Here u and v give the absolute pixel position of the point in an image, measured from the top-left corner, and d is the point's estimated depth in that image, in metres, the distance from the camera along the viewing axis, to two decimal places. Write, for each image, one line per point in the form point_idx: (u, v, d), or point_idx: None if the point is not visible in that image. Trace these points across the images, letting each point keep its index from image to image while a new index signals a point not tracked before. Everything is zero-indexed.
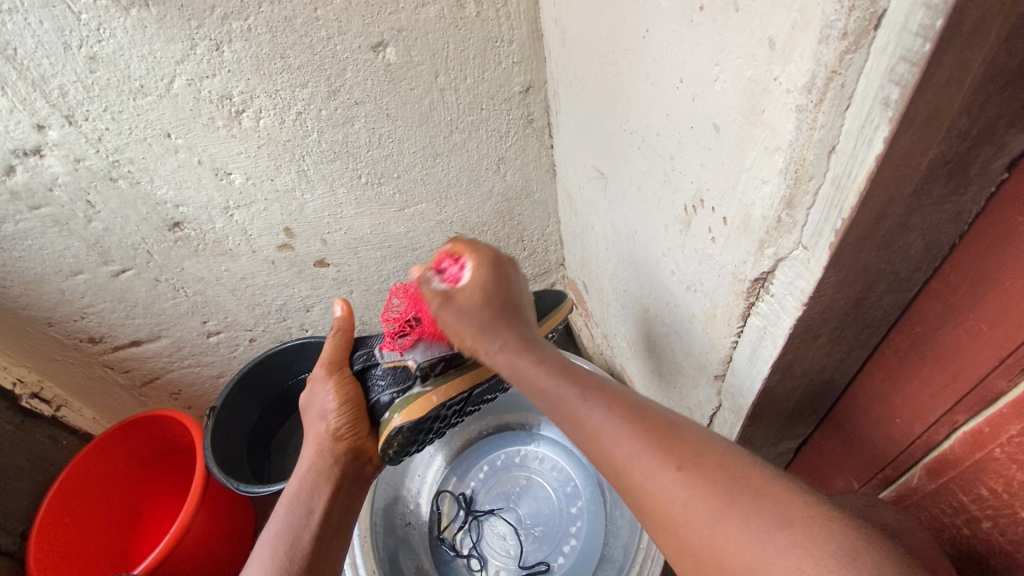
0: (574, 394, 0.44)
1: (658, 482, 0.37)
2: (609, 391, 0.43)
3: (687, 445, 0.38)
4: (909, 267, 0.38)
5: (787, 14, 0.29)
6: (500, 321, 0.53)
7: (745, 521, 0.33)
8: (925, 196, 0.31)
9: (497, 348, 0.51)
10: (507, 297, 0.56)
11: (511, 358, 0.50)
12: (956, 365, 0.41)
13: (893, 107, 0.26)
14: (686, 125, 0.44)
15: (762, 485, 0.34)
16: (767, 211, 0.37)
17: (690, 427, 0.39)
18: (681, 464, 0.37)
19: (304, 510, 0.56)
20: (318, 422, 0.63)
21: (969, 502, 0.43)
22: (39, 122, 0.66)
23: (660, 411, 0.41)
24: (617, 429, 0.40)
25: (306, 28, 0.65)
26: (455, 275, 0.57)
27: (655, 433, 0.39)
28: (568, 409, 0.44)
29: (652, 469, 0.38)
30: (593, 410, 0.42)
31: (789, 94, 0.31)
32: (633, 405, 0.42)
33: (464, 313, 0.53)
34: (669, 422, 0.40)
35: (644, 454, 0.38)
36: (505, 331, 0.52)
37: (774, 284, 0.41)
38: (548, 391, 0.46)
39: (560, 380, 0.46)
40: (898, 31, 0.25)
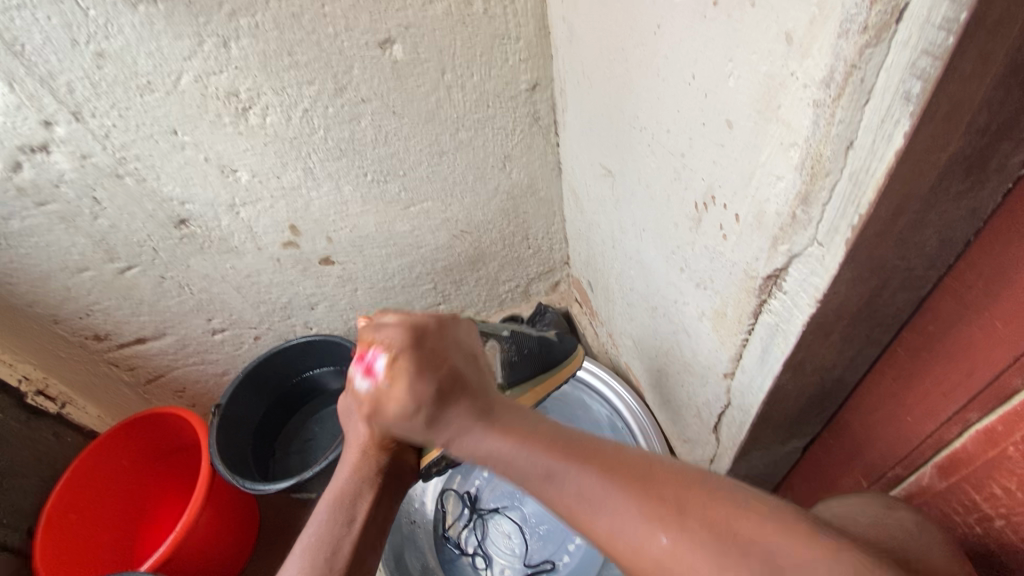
0: (537, 465, 0.37)
1: (645, 546, 0.31)
2: (578, 448, 0.36)
3: (668, 498, 0.32)
4: (924, 264, 0.38)
5: (805, 8, 0.29)
6: (442, 403, 0.43)
7: (740, 569, 0.29)
8: (942, 192, 0.31)
9: (450, 441, 0.42)
10: (442, 373, 0.45)
11: (468, 443, 0.41)
12: (970, 363, 0.41)
13: (914, 101, 0.26)
14: (698, 121, 0.44)
15: (755, 520, 0.30)
16: (781, 208, 0.37)
17: (671, 471, 0.34)
18: (666, 521, 0.31)
19: (344, 518, 0.52)
20: (360, 423, 0.53)
21: (982, 501, 0.42)
22: (46, 119, 0.66)
23: (638, 460, 0.35)
24: (587, 487, 0.34)
25: (314, 25, 0.65)
26: (371, 366, 0.47)
27: (633, 489, 0.33)
28: (532, 482, 0.37)
29: (633, 528, 0.32)
30: (560, 473, 0.35)
31: (806, 89, 0.31)
32: (602, 456, 0.36)
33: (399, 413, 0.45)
34: (649, 470, 0.34)
35: (625, 508, 0.33)
36: (455, 411, 0.42)
37: (786, 281, 0.40)
38: (505, 458, 0.38)
39: (513, 441, 0.39)
40: (921, 24, 0.24)
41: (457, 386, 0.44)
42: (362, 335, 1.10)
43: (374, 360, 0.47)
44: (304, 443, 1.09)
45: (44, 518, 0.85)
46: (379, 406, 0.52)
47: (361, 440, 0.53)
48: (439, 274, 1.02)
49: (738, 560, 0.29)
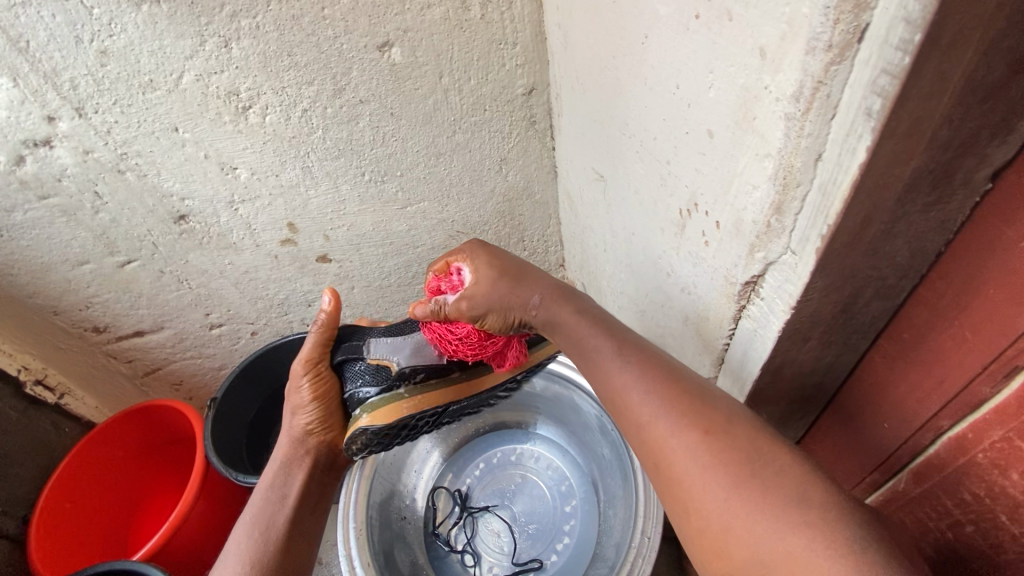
0: (611, 351, 0.48)
1: (681, 448, 0.40)
2: (650, 358, 0.46)
3: (717, 415, 0.41)
4: (897, 273, 0.39)
5: (776, 25, 0.30)
6: (523, 281, 0.56)
7: (748, 487, 0.37)
8: (909, 205, 0.32)
9: (539, 306, 0.55)
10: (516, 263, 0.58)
11: (549, 310, 0.54)
12: (942, 370, 0.42)
13: (875, 117, 0.27)
14: (682, 130, 0.45)
15: (779, 460, 0.38)
16: (757, 216, 0.38)
17: (723, 396, 0.42)
18: (708, 433, 0.40)
19: (279, 495, 0.59)
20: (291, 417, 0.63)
21: (954, 506, 0.44)
22: (49, 114, 0.67)
23: (696, 382, 0.44)
24: (649, 390, 0.44)
25: (313, 27, 0.66)
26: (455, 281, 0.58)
27: (689, 400, 0.42)
28: (604, 366, 0.48)
29: (675, 431, 0.41)
30: (630, 369, 0.46)
31: (778, 102, 0.32)
32: (668, 371, 0.45)
33: (488, 294, 0.55)
34: (706, 394, 0.42)
35: (672, 416, 0.42)
36: (538, 285, 0.56)
37: (764, 287, 0.41)
38: (589, 347, 0.50)
39: (596, 334, 0.50)
40: (880, 44, 0.25)
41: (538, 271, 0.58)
42: None
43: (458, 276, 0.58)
44: None
45: (40, 504, 0.87)
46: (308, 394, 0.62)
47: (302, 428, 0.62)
48: None
49: (749, 482, 0.37)
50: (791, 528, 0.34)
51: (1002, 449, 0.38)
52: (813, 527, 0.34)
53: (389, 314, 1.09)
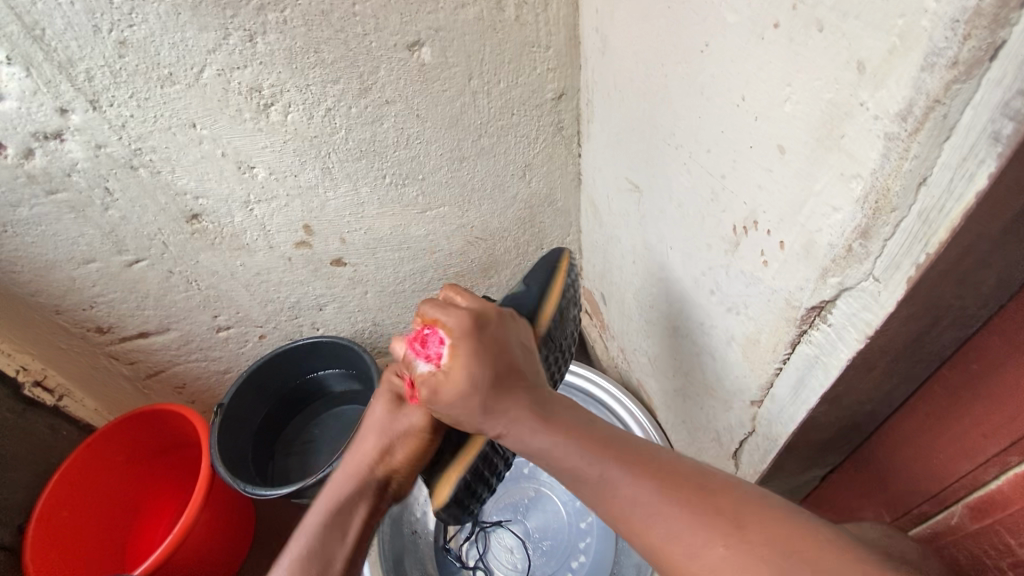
0: (579, 454, 0.46)
1: (706, 559, 0.38)
2: (644, 463, 0.44)
3: (703, 490, 0.41)
4: (977, 303, 0.37)
5: (884, 38, 0.28)
6: (497, 396, 0.49)
7: (757, 554, 0.37)
8: (1012, 235, 0.30)
9: (505, 433, 0.49)
10: (507, 365, 0.51)
11: (520, 433, 0.48)
12: (1015, 407, 0.40)
13: (1004, 142, 0.25)
14: (744, 143, 0.43)
15: (781, 523, 0.38)
16: (835, 239, 0.35)
17: (699, 473, 0.43)
18: (724, 538, 0.38)
19: (339, 533, 0.57)
20: (364, 450, 0.60)
21: (1018, 545, 0.42)
22: (62, 106, 0.64)
23: (669, 460, 0.44)
24: (656, 503, 0.41)
25: (343, 24, 0.63)
26: (438, 353, 0.53)
27: (669, 485, 0.42)
28: (575, 473, 0.46)
29: (693, 545, 0.39)
30: (622, 477, 0.43)
31: (877, 120, 0.30)
32: (664, 472, 0.43)
33: (458, 409, 0.50)
34: (705, 483, 0.42)
35: (668, 500, 0.41)
36: (512, 404, 0.49)
37: (833, 314, 0.39)
38: (552, 454, 0.47)
39: (574, 444, 0.46)
40: (1018, 62, 0.23)
41: (518, 383, 0.50)
42: (369, 338, 1.09)
43: (436, 350, 0.53)
44: (305, 445, 1.07)
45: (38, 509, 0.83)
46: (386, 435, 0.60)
47: (364, 462, 0.60)
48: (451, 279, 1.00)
49: (758, 543, 0.37)
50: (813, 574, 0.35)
51: None
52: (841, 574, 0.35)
53: (401, 320, 1.06)
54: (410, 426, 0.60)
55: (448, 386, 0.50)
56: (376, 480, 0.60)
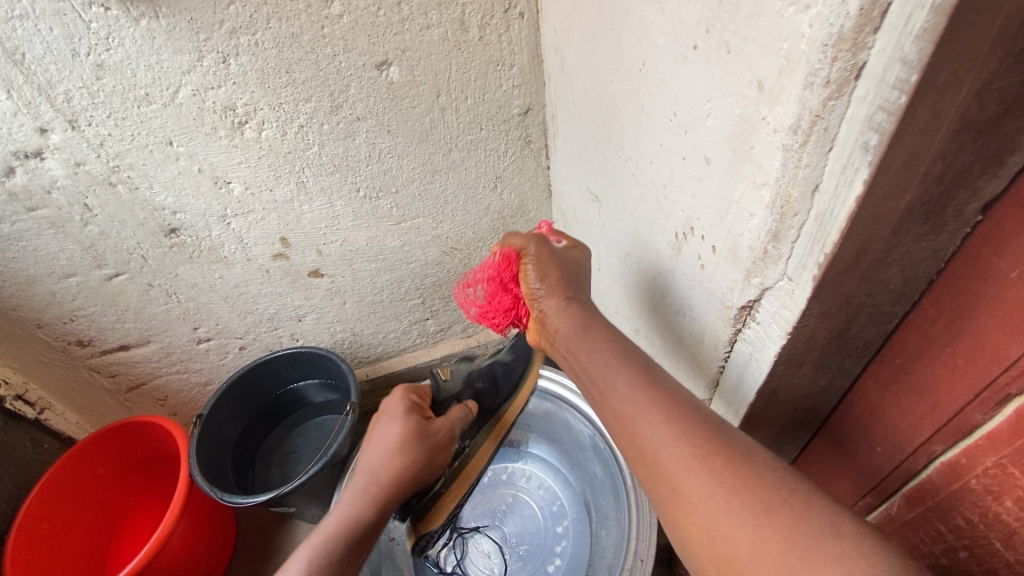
0: (623, 379, 0.46)
1: (693, 475, 0.38)
2: (664, 385, 0.44)
3: (731, 445, 0.38)
4: (889, 300, 0.40)
5: (775, 59, 0.31)
6: (577, 282, 0.57)
7: (773, 516, 0.34)
8: (903, 235, 0.33)
9: (569, 300, 0.55)
10: (576, 290, 0.56)
11: (579, 316, 0.53)
12: (933, 398, 0.43)
13: (872, 151, 0.28)
14: (679, 155, 0.45)
15: (798, 490, 0.35)
16: (754, 242, 0.38)
17: (736, 434, 0.40)
18: (724, 461, 0.37)
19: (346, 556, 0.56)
20: (381, 466, 0.61)
21: (948, 532, 0.44)
22: (41, 126, 0.66)
23: (711, 413, 0.42)
24: (660, 422, 0.41)
25: (312, 45, 0.66)
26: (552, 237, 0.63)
27: (697, 426, 0.40)
28: (617, 400, 0.45)
29: (688, 462, 0.38)
30: (637, 397, 0.44)
31: (775, 133, 0.32)
32: (684, 401, 0.43)
33: (555, 315, 0.54)
34: (724, 430, 0.40)
35: (688, 446, 0.39)
36: (580, 293, 0.56)
37: (760, 311, 0.42)
38: (603, 381, 0.48)
39: (620, 362, 0.47)
40: (877, 82, 0.26)
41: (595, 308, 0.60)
42: (348, 348, 1.11)
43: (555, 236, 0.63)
44: (285, 456, 1.09)
45: (20, 520, 0.84)
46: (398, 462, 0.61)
47: (380, 481, 0.61)
48: (428, 288, 1.03)
49: (768, 504, 0.35)
50: (826, 558, 0.31)
51: (995, 476, 0.39)
52: (849, 558, 0.31)
53: (380, 330, 1.08)
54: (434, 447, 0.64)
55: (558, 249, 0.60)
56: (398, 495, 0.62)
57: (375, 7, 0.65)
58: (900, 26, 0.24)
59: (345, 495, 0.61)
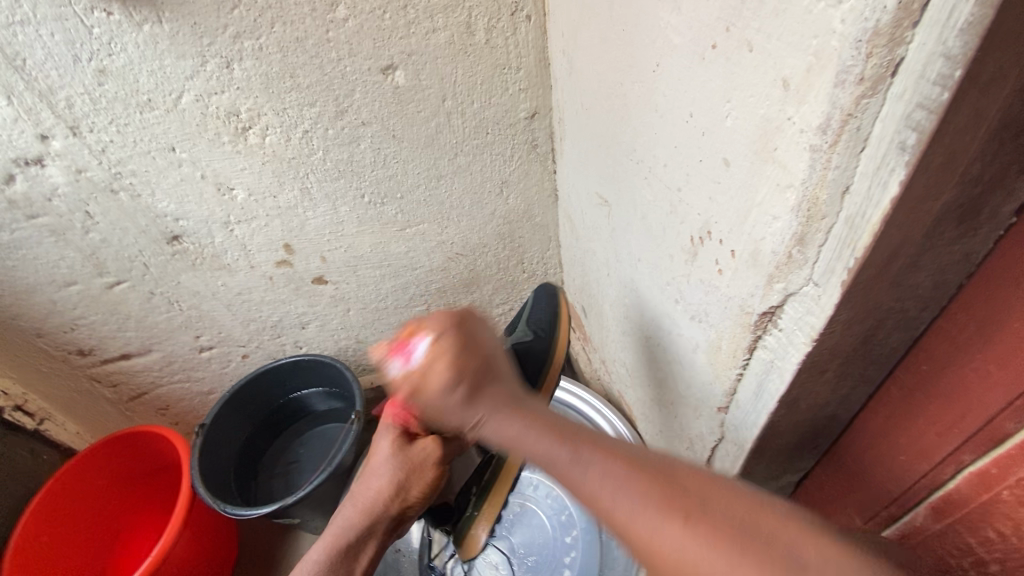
0: (567, 457, 0.37)
1: (663, 543, 0.30)
2: (620, 453, 0.35)
3: (690, 492, 0.31)
4: (917, 306, 0.38)
5: (803, 56, 0.30)
6: (476, 390, 0.49)
7: (752, 566, 0.27)
8: (936, 238, 0.32)
9: (481, 425, 0.47)
10: (483, 363, 0.52)
11: (495, 422, 0.46)
12: (962, 406, 0.41)
13: (909, 151, 0.27)
14: (695, 158, 0.44)
15: (779, 527, 0.28)
16: (777, 247, 0.37)
17: (697, 472, 0.33)
18: (685, 515, 0.30)
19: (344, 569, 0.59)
20: (371, 486, 0.61)
21: (977, 544, 0.43)
22: (42, 133, 0.65)
23: (658, 456, 0.35)
24: (612, 484, 0.33)
25: (317, 49, 0.65)
26: (411, 351, 0.54)
27: (650, 480, 0.33)
28: (564, 476, 0.37)
29: (654, 526, 0.31)
30: (593, 468, 0.35)
31: (803, 134, 0.31)
32: (631, 455, 0.35)
33: (439, 401, 0.49)
34: (677, 473, 0.33)
35: (652, 510, 0.31)
36: (492, 388, 0.49)
37: (783, 318, 0.40)
38: (544, 454, 0.39)
39: (559, 440, 0.39)
40: (916, 78, 0.25)
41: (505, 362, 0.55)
42: (352, 355, 1.09)
43: (415, 345, 0.54)
44: (288, 466, 1.07)
45: (16, 540, 0.82)
46: (387, 478, 0.60)
47: (368, 501, 0.60)
48: (433, 295, 1.02)
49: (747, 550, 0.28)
50: None
51: None
52: None
53: (384, 337, 1.07)
54: (425, 460, 0.61)
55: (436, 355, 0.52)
56: (390, 517, 0.61)
57: (380, 11, 0.64)
58: (941, 19, 0.23)
59: (337, 512, 0.62)
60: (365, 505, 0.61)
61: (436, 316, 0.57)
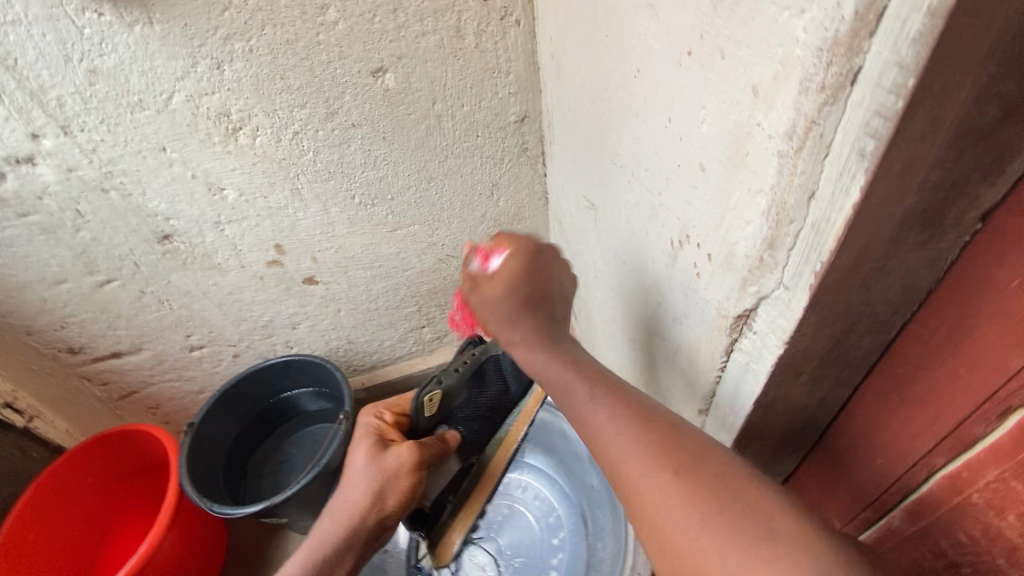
0: (586, 394, 0.46)
1: (651, 485, 0.39)
2: (638, 406, 0.43)
3: (687, 453, 0.39)
4: (888, 309, 0.39)
5: (770, 64, 0.30)
6: (525, 307, 0.53)
7: (720, 524, 0.35)
8: (901, 243, 0.33)
9: (514, 341, 0.53)
10: (536, 293, 0.54)
11: (527, 350, 0.52)
12: (934, 409, 0.42)
13: (868, 157, 0.27)
14: (674, 162, 0.45)
15: (748, 497, 0.36)
16: (750, 251, 0.38)
17: (695, 436, 0.41)
18: (679, 470, 0.38)
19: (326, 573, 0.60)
20: (349, 498, 0.62)
21: (949, 548, 0.43)
22: (33, 131, 0.66)
23: (668, 419, 0.42)
24: (617, 429, 0.42)
25: (307, 52, 0.66)
26: (488, 259, 0.57)
27: (655, 437, 0.40)
28: (580, 410, 0.46)
29: (648, 472, 0.39)
30: (605, 417, 0.43)
31: (771, 139, 0.32)
32: (643, 409, 0.43)
33: (491, 299, 0.54)
34: (680, 436, 0.40)
35: (647, 460, 0.40)
36: (532, 322, 0.53)
37: (757, 321, 0.41)
38: (565, 384, 0.48)
39: (584, 376, 0.48)
40: (873, 86, 0.26)
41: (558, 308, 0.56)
42: (343, 356, 1.10)
43: (493, 255, 0.56)
44: (279, 466, 1.08)
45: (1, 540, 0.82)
46: (364, 488, 0.62)
47: (344, 511, 0.62)
48: (424, 296, 1.02)
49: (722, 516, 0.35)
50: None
51: (998, 490, 0.38)
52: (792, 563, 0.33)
53: (375, 338, 1.07)
54: (399, 467, 0.64)
55: (494, 282, 0.54)
56: (368, 528, 0.62)
57: (370, 15, 0.65)
58: (895, 30, 0.24)
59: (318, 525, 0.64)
60: (342, 519, 0.62)
61: (522, 236, 0.58)
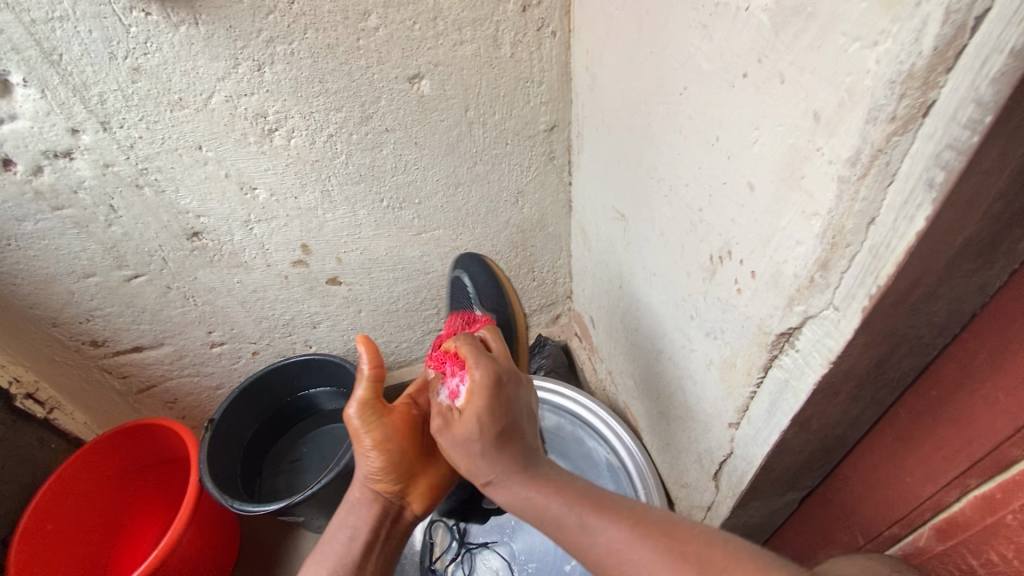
0: (581, 519, 0.48)
1: None
2: (648, 523, 0.45)
3: (707, 562, 0.40)
4: (931, 332, 0.40)
5: (834, 92, 0.31)
6: (500, 443, 0.54)
7: None
8: (955, 270, 0.33)
9: (496, 484, 0.54)
10: (505, 424, 0.56)
11: (512, 489, 0.53)
12: (970, 431, 0.42)
13: (937, 188, 0.28)
14: (718, 180, 0.46)
15: None
16: (800, 270, 0.38)
17: (718, 540, 0.42)
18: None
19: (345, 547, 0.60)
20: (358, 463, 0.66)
21: (978, 565, 0.45)
22: (73, 127, 0.66)
23: (681, 527, 0.44)
24: (634, 543, 0.44)
25: (347, 56, 0.67)
26: (456, 391, 0.58)
27: (671, 551, 0.42)
28: (586, 542, 0.47)
29: None
30: (618, 536, 0.45)
31: (831, 164, 0.33)
32: (653, 525, 0.45)
33: (462, 441, 0.55)
34: (699, 543, 0.42)
35: (669, 572, 0.41)
36: (505, 461, 0.54)
37: (800, 339, 0.42)
38: (560, 515, 0.49)
39: (580, 505, 0.49)
40: (946, 120, 0.27)
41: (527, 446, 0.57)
42: (360, 356, 1.10)
43: (458, 387, 0.58)
44: (293, 463, 1.09)
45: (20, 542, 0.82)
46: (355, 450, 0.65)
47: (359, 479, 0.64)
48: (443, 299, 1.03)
49: None
50: None
51: None
52: None
53: (392, 339, 1.08)
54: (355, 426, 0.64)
55: (460, 421, 0.55)
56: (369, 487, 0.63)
57: (411, 22, 0.66)
58: (975, 67, 0.25)
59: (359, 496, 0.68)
60: (358, 486, 0.64)
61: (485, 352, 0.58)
